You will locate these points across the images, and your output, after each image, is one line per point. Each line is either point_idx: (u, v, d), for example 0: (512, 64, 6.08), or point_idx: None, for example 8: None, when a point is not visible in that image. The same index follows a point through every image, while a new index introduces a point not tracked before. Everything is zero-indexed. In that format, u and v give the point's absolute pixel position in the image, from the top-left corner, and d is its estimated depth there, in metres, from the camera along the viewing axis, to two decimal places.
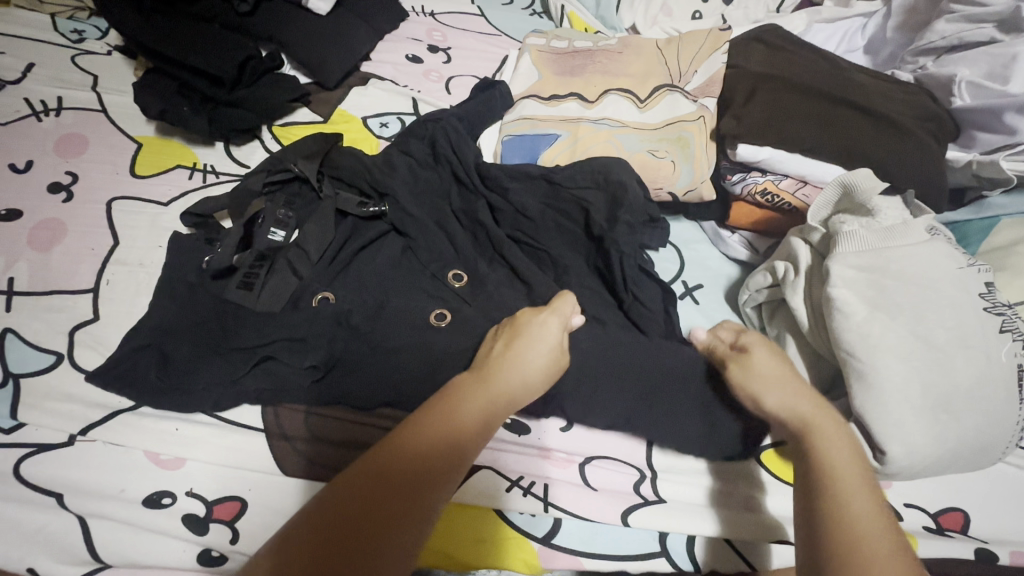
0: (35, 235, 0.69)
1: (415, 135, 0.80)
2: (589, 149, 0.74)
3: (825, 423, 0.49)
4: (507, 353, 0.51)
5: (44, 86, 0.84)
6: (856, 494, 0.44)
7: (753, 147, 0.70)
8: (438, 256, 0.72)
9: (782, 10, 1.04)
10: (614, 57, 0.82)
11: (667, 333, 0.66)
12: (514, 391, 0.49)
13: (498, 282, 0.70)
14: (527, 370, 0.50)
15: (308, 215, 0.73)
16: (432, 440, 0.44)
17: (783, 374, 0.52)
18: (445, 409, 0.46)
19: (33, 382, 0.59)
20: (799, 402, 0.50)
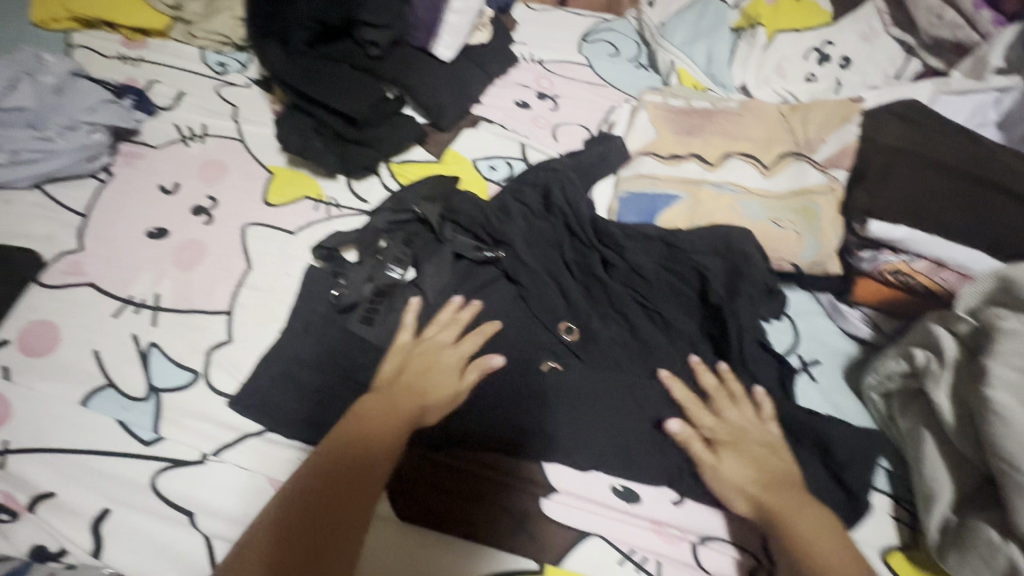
0: (179, 255, 0.74)
1: (528, 182, 0.82)
2: (711, 212, 0.73)
3: (793, 502, 0.54)
4: (420, 370, 0.61)
5: (191, 114, 0.91)
6: (810, 536, 0.51)
7: (886, 225, 0.67)
8: (551, 305, 0.72)
9: (901, 78, 0.99)
10: (734, 119, 0.81)
11: (791, 410, 0.63)
12: (417, 409, 0.58)
13: (611, 336, 0.69)
14: (453, 362, 0.63)
15: (425, 255, 0.75)
16: (380, 429, 0.54)
17: (741, 461, 0.57)
18: (356, 427, 0.54)
19: (174, 398, 0.62)
20: (754, 490, 0.55)
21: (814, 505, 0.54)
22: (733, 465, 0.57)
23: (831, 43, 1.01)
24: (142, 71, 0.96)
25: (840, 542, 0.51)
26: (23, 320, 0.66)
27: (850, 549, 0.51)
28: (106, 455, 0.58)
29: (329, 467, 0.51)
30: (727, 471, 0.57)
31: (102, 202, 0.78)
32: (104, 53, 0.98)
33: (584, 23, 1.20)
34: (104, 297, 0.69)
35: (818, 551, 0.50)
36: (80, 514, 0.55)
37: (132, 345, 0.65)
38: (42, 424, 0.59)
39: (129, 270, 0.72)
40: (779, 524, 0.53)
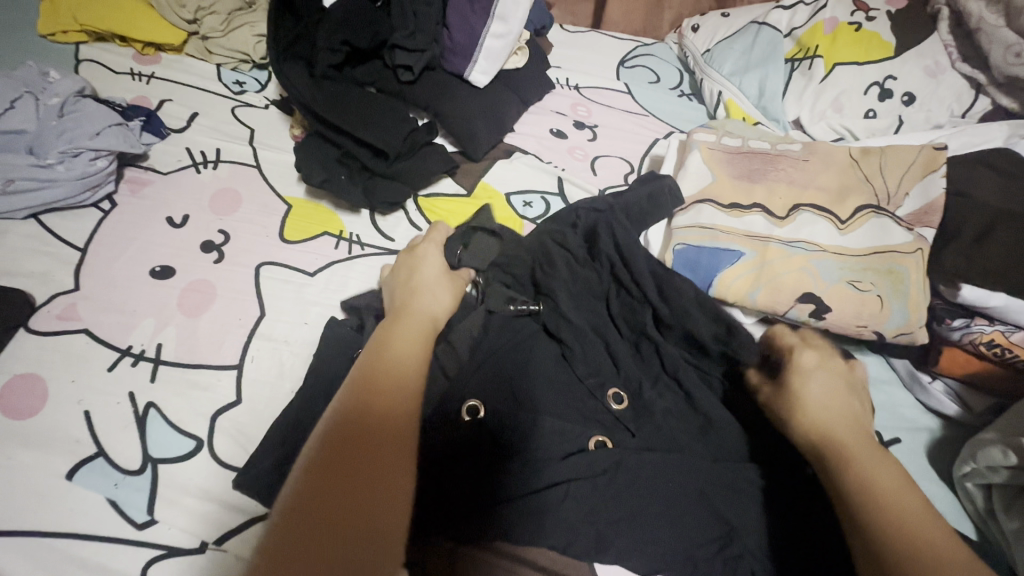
0: (185, 298, 0.67)
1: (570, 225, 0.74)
2: (778, 276, 0.65)
3: (864, 443, 0.51)
4: (418, 288, 0.61)
5: (204, 137, 0.84)
6: (874, 472, 0.48)
7: (981, 291, 0.60)
8: (599, 370, 0.64)
9: (968, 116, 0.93)
10: (799, 164, 0.73)
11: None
12: (432, 314, 0.59)
13: (665, 410, 0.61)
14: (424, 312, 0.58)
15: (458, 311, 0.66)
16: (370, 382, 0.48)
17: (827, 393, 0.55)
18: (383, 346, 0.53)
19: (172, 470, 0.54)
20: (822, 415, 0.53)
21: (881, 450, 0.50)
22: (821, 392, 0.55)
23: (894, 77, 0.93)
24: (154, 89, 0.89)
25: (898, 476, 0.48)
26: (7, 372, 0.59)
27: (908, 488, 0.47)
28: (92, 540, 0.50)
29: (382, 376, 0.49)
30: (809, 398, 0.55)
31: (104, 235, 0.71)
32: (115, 68, 0.92)
33: (622, 47, 1.13)
34: (100, 347, 0.62)
35: (874, 482, 0.47)
36: None
37: (128, 405, 0.58)
38: (21, 501, 0.51)
39: (129, 315, 0.64)
40: (839, 448, 0.50)
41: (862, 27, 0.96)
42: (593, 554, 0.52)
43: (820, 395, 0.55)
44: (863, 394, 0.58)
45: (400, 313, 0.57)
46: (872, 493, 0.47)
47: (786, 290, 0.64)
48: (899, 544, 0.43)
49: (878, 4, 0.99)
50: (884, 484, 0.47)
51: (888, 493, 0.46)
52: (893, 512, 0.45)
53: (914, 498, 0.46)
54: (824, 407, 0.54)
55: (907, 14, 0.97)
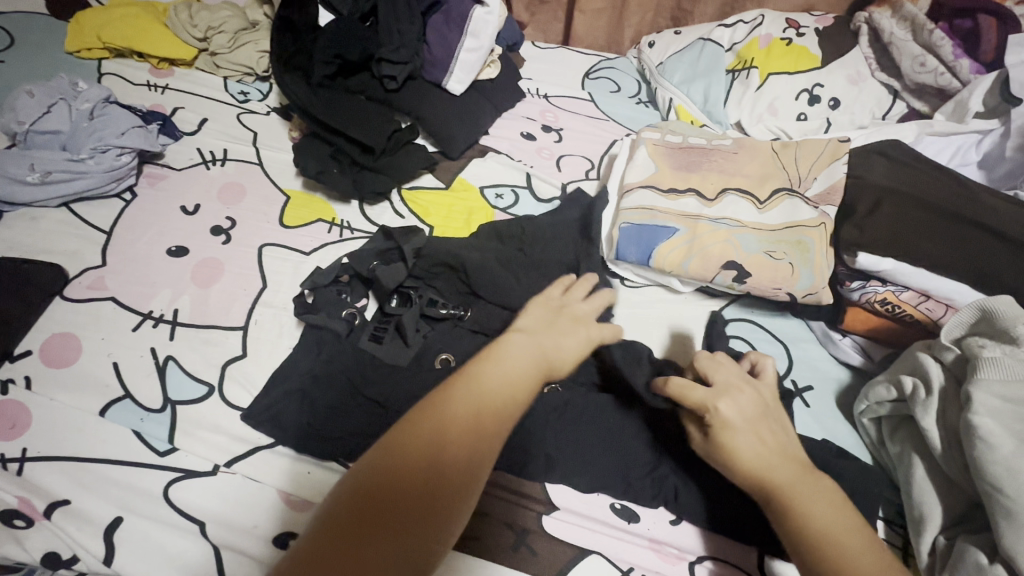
0: (197, 272, 0.77)
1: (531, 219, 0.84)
2: (707, 247, 0.76)
3: (800, 484, 0.49)
4: (484, 364, 0.49)
5: (213, 139, 0.95)
6: (817, 512, 0.47)
7: (875, 257, 0.71)
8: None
9: (887, 118, 1.05)
10: (729, 157, 0.85)
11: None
12: (553, 361, 0.51)
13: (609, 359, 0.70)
14: (556, 355, 0.52)
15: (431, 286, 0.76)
16: (461, 424, 0.45)
17: (755, 440, 0.51)
18: (475, 394, 0.46)
19: (187, 410, 0.64)
20: (755, 461, 0.50)
21: (818, 480, 0.50)
22: (748, 438, 0.51)
23: (821, 85, 1.06)
24: (168, 98, 1.01)
25: (837, 514, 0.47)
26: (46, 332, 0.69)
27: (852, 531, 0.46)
28: (120, 464, 0.60)
29: (434, 441, 0.44)
30: (738, 446, 0.50)
31: (125, 221, 0.82)
32: (133, 81, 1.03)
33: (587, 61, 1.27)
34: (124, 312, 0.72)
35: (823, 530, 0.46)
36: (93, 522, 0.56)
37: (150, 358, 0.68)
38: (60, 433, 0.61)
39: (149, 286, 0.75)
40: (783, 503, 0.48)
41: (793, 42, 1.10)
42: (547, 474, 0.62)
43: (746, 438, 0.51)
44: (771, 403, 0.55)
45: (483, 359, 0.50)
46: (820, 542, 0.46)
47: (713, 258, 0.75)
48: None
49: (808, 23, 1.13)
50: (831, 533, 0.46)
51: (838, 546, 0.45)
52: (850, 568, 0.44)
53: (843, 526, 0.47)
54: (755, 454, 0.50)
55: (833, 31, 1.11)
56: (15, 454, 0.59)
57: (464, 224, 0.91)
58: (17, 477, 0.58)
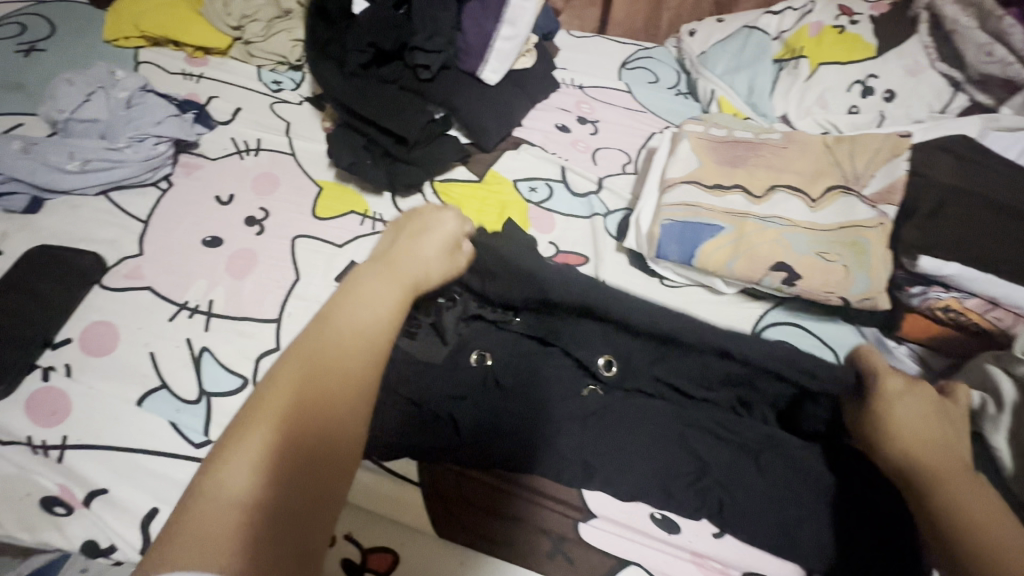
0: (232, 263, 0.77)
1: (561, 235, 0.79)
2: (754, 246, 0.72)
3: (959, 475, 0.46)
4: (336, 306, 0.45)
5: (247, 129, 0.95)
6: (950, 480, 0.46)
7: (937, 260, 0.66)
8: (595, 328, 0.67)
9: (947, 112, 0.98)
10: (778, 152, 0.81)
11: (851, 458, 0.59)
12: (421, 277, 0.52)
13: (652, 364, 0.67)
14: (415, 271, 0.52)
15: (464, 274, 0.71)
16: (353, 342, 0.42)
17: (923, 434, 0.49)
18: (331, 335, 0.42)
19: (223, 402, 0.64)
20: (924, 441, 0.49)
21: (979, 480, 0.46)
22: (911, 420, 0.50)
23: (875, 76, 1.00)
24: (203, 87, 1.01)
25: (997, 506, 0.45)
26: (86, 320, 0.69)
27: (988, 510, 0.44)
28: (157, 455, 0.60)
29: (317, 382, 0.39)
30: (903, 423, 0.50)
31: (162, 210, 0.82)
32: (169, 69, 1.03)
33: (624, 50, 1.22)
34: (161, 302, 0.72)
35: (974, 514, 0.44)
36: (132, 512, 0.56)
37: (185, 349, 0.68)
38: (100, 421, 0.61)
39: (185, 276, 0.74)
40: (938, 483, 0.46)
41: (846, 30, 1.04)
42: (585, 480, 0.59)
43: (914, 419, 0.50)
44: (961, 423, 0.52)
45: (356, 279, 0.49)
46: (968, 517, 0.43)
47: (761, 259, 0.72)
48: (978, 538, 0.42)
49: (862, 9, 1.06)
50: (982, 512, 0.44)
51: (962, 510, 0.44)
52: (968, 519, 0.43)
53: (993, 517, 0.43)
54: (920, 430, 0.49)
55: (890, 18, 1.05)
56: (56, 442, 0.59)
57: (497, 218, 0.89)
58: (58, 464, 0.58)
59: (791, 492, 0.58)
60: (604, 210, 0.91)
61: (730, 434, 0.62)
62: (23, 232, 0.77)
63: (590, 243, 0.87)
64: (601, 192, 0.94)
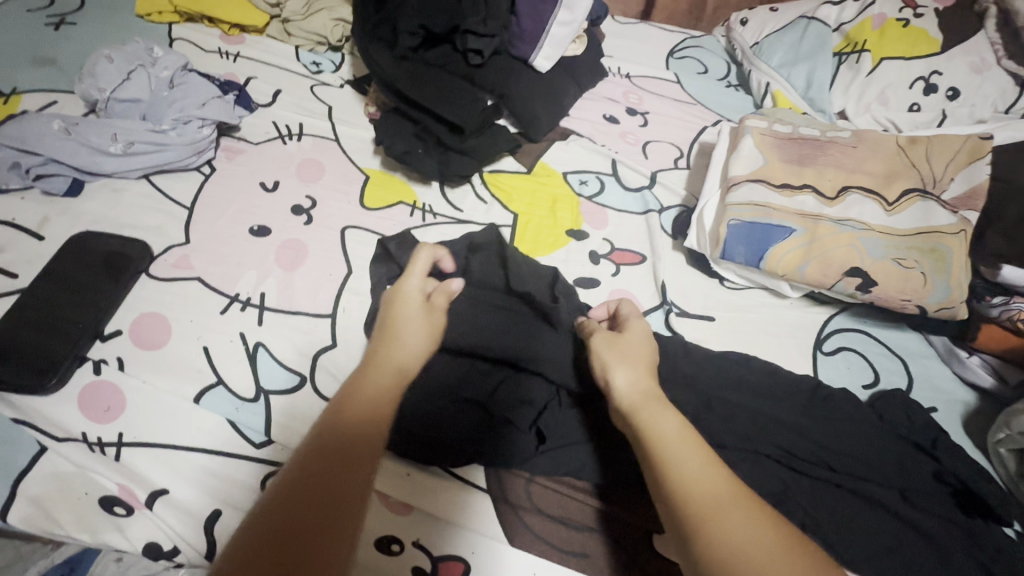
0: (281, 254, 0.74)
1: (602, 254, 0.82)
2: (828, 250, 0.70)
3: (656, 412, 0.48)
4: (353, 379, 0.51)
5: (289, 112, 0.91)
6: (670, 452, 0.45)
7: (1022, 271, 0.65)
8: (655, 362, 0.65)
9: (1012, 112, 0.95)
10: (848, 151, 0.78)
11: (928, 482, 0.59)
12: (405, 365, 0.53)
13: (716, 385, 0.65)
14: (405, 356, 0.54)
15: (521, 281, 0.70)
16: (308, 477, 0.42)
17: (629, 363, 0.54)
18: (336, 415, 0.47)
19: (282, 401, 0.62)
20: (633, 395, 0.51)
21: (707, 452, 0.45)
22: (625, 376, 0.53)
23: (939, 73, 0.96)
24: (241, 68, 0.97)
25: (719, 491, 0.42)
26: (135, 311, 0.67)
27: (720, 481, 0.42)
28: (219, 454, 0.58)
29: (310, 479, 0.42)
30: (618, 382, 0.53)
31: (206, 196, 0.79)
32: (204, 47, 0.99)
33: (669, 38, 1.18)
34: (211, 293, 0.69)
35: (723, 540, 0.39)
36: (195, 514, 0.55)
37: (239, 343, 0.65)
38: (156, 418, 0.59)
39: (234, 267, 0.72)
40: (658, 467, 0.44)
41: (910, 24, 1.00)
42: None
43: (621, 371, 0.53)
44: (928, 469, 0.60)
45: (369, 366, 0.53)
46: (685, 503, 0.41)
47: (835, 264, 0.69)
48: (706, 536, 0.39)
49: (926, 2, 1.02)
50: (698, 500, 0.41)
51: (698, 492, 0.41)
52: (694, 499, 0.41)
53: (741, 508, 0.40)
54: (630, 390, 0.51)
55: (955, 12, 1.01)
56: (112, 439, 0.57)
57: (549, 212, 0.86)
58: (116, 462, 0.56)
59: (869, 515, 0.56)
60: (658, 206, 0.89)
61: (805, 464, 0.60)
62: (64, 216, 0.74)
63: (645, 240, 0.84)
64: (654, 187, 0.91)
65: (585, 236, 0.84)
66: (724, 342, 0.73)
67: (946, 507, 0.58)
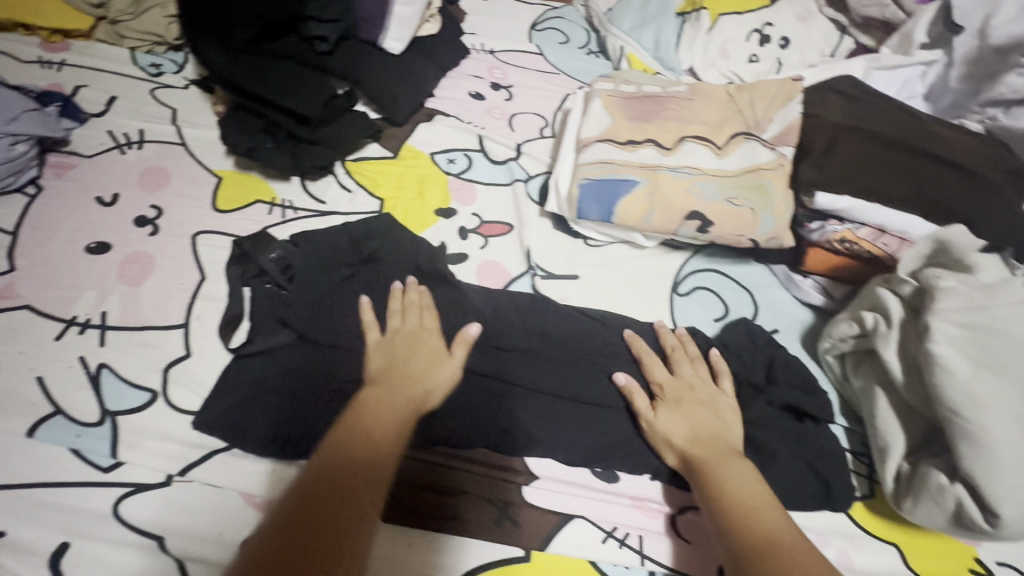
0: (124, 269, 0.70)
1: (471, 229, 0.83)
2: (669, 198, 0.74)
3: (722, 457, 0.57)
4: (367, 399, 0.57)
5: (127, 119, 0.85)
6: (735, 486, 0.54)
7: (832, 196, 0.70)
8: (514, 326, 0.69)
9: (837, 54, 1.05)
10: (685, 104, 0.82)
11: (766, 398, 0.66)
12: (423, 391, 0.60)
13: (576, 340, 0.69)
14: (417, 377, 0.60)
15: (382, 262, 0.71)
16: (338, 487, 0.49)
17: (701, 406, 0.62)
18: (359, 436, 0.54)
19: (132, 420, 0.59)
20: (683, 444, 0.59)
21: (739, 464, 0.56)
22: (670, 421, 0.61)
23: (771, 25, 1.04)
24: (66, 76, 0.89)
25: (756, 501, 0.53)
26: None
27: (762, 497, 0.54)
28: (63, 486, 0.55)
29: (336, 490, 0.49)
30: (665, 429, 0.60)
31: (34, 219, 0.73)
32: (22, 58, 0.91)
33: (532, 11, 1.19)
34: (43, 320, 0.65)
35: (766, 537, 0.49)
36: (35, 551, 0.51)
37: (80, 368, 0.62)
38: None
39: (69, 289, 0.67)
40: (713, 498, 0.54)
41: None
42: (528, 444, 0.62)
43: (670, 419, 0.61)
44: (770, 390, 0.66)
45: (381, 389, 0.59)
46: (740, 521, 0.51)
47: (676, 211, 0.74)
48: (774, 564, 0.47)
49: None
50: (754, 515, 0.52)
51: (761, 514, 0.52)
52: (745, 521, 0.51)
53: (806, 545, 0.49)
54: (683, 434, 0.60)
55: None
56: None
57: (416, 194, 0.86)
58: None
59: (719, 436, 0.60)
60: (525, 175, 0.91)
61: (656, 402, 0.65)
62: None
63: (512, 211, 0.86)
64: (520, 158, 0.93)
65: (454, 213, 0.85)
66: (589, 298, 0.77)
67: (781, 419, 0.65)
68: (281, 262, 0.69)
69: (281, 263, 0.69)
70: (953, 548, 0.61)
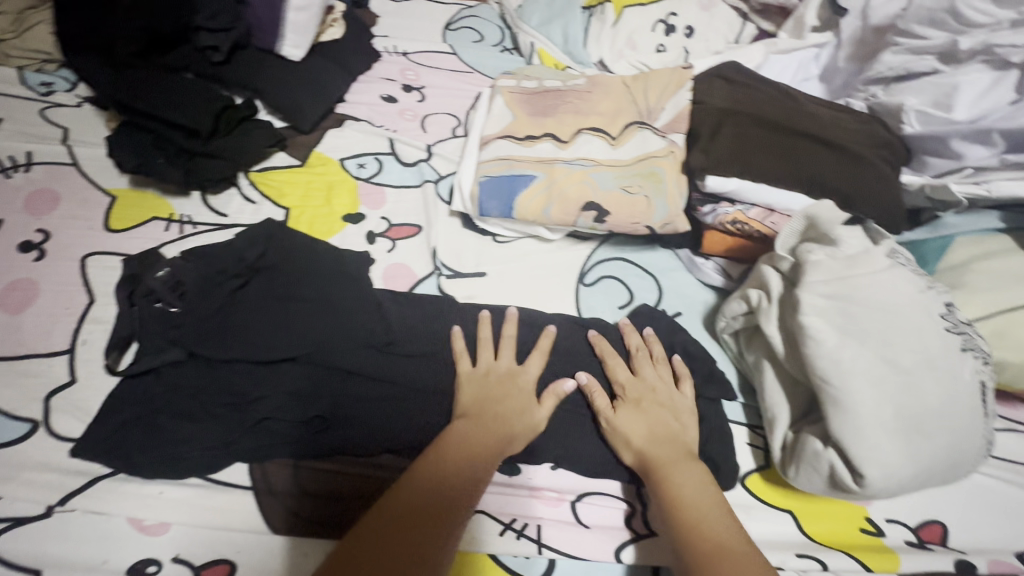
0: (6, 298, 0.68)
1: (379, 233, 0.83)
2: (565, 190, 0.75)
3: (677, 458, 0.58)
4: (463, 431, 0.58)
5: (12, 142, 0.82)
6: (686, 490, 0.55)
7: (721, 178, 0.72)
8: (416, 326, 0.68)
9: (740, 40, 1.08)
10: (584, 97, 0.84)
11: None
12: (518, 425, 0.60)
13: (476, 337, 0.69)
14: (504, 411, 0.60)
15: (276, 269, 0.69)
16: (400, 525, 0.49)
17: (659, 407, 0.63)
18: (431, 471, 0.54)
19: (11, 453, 0.57)
20: (640, 443, 0.60)
21: (697, 468, 0.58)
22: (630, 422, 0.61)
23: (675, 14, 1.06)
24: None
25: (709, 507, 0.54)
26: None
27: (710, 501, 0.55)
28: None
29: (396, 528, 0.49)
30: (633, 431, 0.61)
31: None
32: None
33: (446, 11, 1.19)
34: None
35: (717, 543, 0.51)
36: None
37: None
38: None
39: None
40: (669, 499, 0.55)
41: None
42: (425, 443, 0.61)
43: (632, 423, 0.61)
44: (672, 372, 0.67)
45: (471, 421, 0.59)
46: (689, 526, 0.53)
47: (573, 202, 0.75)
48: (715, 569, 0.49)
49: None
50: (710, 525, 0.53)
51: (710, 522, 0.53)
52: (698, 523, 0.53)
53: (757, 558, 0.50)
54: (643, 437, 0.60)
55: None
56: None
57: (324, 201, 0.85)
58: None
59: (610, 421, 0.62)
60: (435, 176, 0.91)
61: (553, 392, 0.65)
62: None
63: (422, 212, 0.86)
64: (431, 159, 0.93)
65: (362, 218, 0.84)
66: (497, 294, 0.77)
67: None
68: (171, 279, 0.66)
69: (169, 279, 0.66)
70: (843, 510, 0.64)
